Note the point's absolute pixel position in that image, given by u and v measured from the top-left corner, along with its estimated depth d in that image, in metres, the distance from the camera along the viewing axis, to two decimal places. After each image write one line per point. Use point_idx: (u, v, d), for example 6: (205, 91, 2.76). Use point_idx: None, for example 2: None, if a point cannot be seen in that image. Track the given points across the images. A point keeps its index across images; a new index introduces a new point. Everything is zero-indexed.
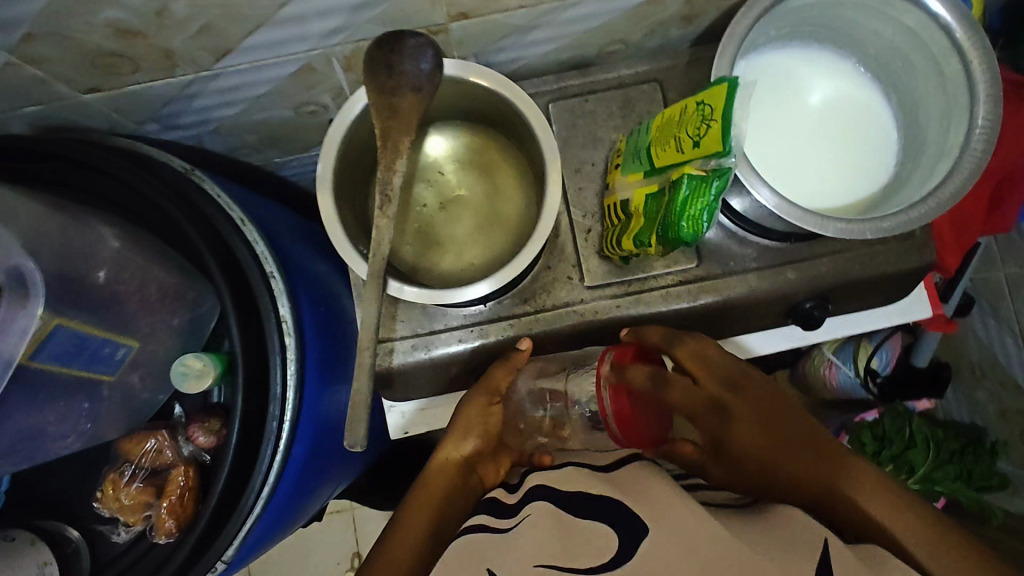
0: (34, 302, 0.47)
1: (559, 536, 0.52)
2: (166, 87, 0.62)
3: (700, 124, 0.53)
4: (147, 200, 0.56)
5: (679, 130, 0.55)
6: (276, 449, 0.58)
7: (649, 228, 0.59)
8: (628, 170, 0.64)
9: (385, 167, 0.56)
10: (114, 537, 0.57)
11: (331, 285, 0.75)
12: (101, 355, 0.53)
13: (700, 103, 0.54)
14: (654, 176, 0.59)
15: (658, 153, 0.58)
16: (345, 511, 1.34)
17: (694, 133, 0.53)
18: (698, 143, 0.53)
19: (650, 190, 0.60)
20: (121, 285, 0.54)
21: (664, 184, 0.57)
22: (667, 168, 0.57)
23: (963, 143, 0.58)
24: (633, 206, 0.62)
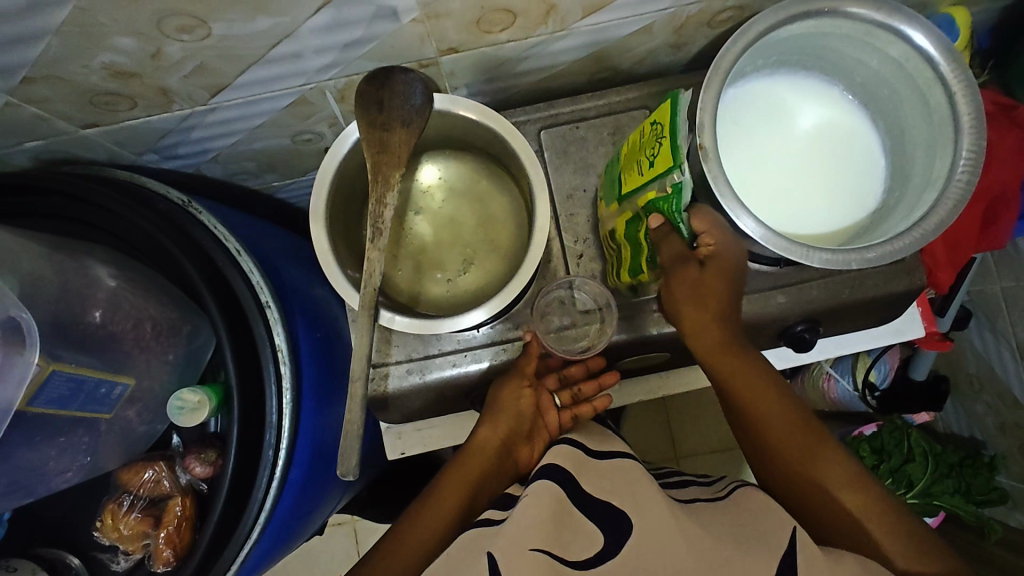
0: (31, 350, 0.47)
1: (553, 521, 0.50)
2: (163, 120, 0.64)
3: (654, 143, 0.53)
4: (140, 231, 0.57)
5: (639, 154, 0.55)
6: (273, 475, 0.59)
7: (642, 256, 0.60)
8: (609, 197, 0.65)
9: (377, 200, 0.57)
10: (114, 565, 0.58)
11: (328, 308, 0.76)
12: (98, 395, 0.54)
13: (654, 123, 0.54)
14: (626, 202, 0.60)
15: (627, 177, 0.59)
16: (346, 523, 1.35)
17: (651, 153, 0.53)
18: (654, 163, 0.53)
19: (627, 217, 0.60)
20: (118, 326, 0.56)
21: (636, 207, 0.58)
22: (632, 193, 0.58)
23: (948, 174, 0.58)
24: (619, 234, 0.63)
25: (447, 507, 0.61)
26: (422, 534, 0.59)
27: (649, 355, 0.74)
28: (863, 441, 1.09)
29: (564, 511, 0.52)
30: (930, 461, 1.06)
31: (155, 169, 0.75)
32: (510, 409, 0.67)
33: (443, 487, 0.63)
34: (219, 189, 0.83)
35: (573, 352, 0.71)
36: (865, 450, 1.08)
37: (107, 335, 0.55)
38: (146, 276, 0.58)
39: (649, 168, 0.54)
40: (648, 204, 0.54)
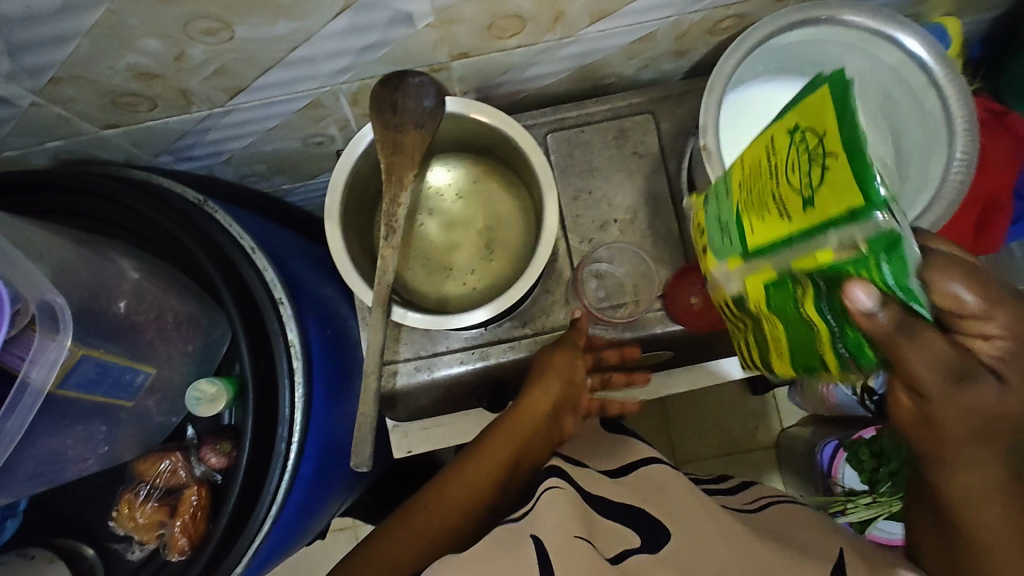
0: (64, 334, 0.49)
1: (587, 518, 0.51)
2: (181, 122, 0.66)
3: (815, 164, 0.35)
4: (160, 228, 0.60)
5: (776, 186, 0.39)
6: (285, 469, 0.60)
7: (797, 340, 0.43)
8: (716, 253, 0.50)
9: (391, 200, 0.59)
10: (130, 554, 0.59)
11: (337, 307, 0.77)
12: (123, 382, 0.55)
13: (798, 126, 0.37)
14: (761, 259, 0.42)
15: (755, 225, 0.42)
16: (349, 528, 1.34)
17: (806, 185, 0.36)
18: (813, 204, 0.36)
19: (771, 277, 0.41)
20: (139, 316, 0.57)
21: (793, 269, 0.38)
22: (771, 248, 0.40)
23: (943, 175, 0.60)
24: (751, 302, 0.46)
25: (475, 477, 0.58)
26: (443, 514, 0.56)
27: (654, 353, 0.76)
28: (862, 444, 1.08)
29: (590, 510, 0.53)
30: None
31: (170, 170, 0.76)
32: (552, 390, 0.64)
33: (478, 457, 0.60)
34: (230, 191, 0.85)
35: (613, 321, 0.72)
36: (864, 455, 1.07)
37: (127, 324, 0.56)
38: (166, 270, 0.60)
39: (803, 214, 0.36)
40: (821, 268, 0.36)
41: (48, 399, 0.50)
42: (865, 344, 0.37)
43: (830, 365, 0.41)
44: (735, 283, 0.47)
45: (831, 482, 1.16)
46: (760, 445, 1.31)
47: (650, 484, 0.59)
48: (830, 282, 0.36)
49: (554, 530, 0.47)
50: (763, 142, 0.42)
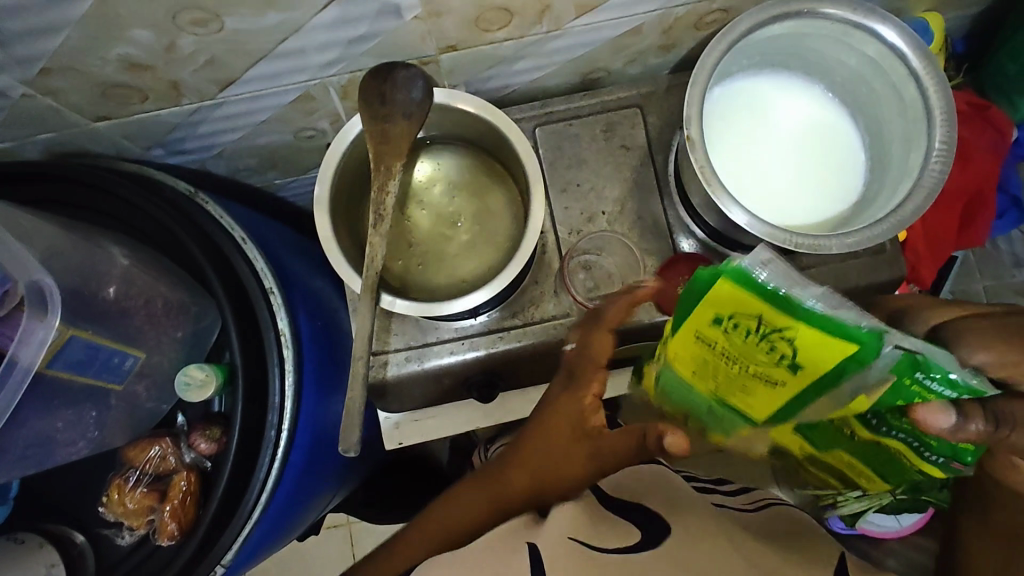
0: (52, 315, 0.51)
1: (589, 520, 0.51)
2: (172, 114, 0.67)
3: (772, 342, 0.39)
4: (151, 218, 0.60)
5: (750, 371, 0.43)
6: (275, 457, 0.61)
7: (871, 459, 0.51)
8: (725, 439, 0.57)
9: (379, 188, 0.59)
10: (120, 539, 0.60)
11: (328, 299, 0.78)
12: (111, 365, 0.56)
13: (722, 316, 0.41)
14: (777, 420, 0.47)
15: (747, 406, 0.48)
16: (341, 526, 1.35)
17: (778, 360, 0.40)
18: (801, 370, 0.40)
19: (806, 426, 0.48)
20: (130, 301, 0.58)
21: (829, 418, 0.45)
22: (784, 409, 0.45)
23: (922, 165, 0.61)
24: (796, 446, 0.54)
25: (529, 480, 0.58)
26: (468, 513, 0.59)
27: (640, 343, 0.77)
28: None
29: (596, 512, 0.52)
30: None
31: (162, 164, 0.77)
32: (564, 417, 0.59)
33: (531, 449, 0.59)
34: (223, 186, 0.86)
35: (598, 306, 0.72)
36: None
37: (118, 309, 0.57)
38: (156, 258, 0.60)
39: (796, 377, 0.40)
40: (865, 405, 0.41)
41: (38, 376, 0.51)
42: (957, 443, 0.42)
43: (921, 469, 0.49)
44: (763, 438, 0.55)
45: None
46: None
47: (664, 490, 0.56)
48: (878, 411, 0.42)
49: (550, 539, 0.48)
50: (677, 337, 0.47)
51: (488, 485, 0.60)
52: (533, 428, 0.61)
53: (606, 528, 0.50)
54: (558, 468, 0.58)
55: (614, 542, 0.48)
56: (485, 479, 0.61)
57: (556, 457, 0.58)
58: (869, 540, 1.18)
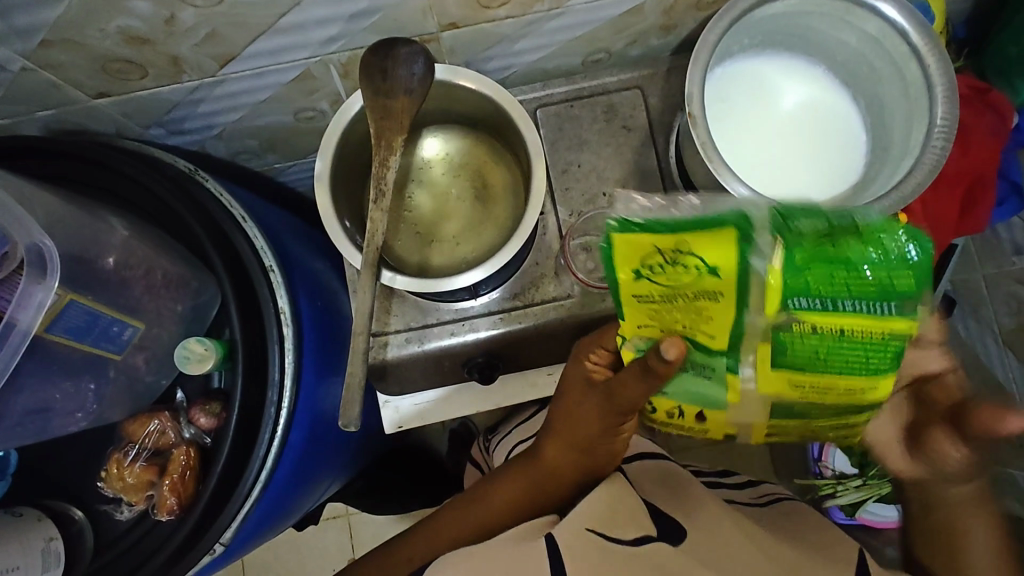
0: (52, 278, 0.50)
1: (606, 506, 0.57)
2: (173, 92, 0.66)
3: (684, 259, 0.40)
4: (151, 194, 0.60)
5: (679, 304, 0.43)
6: (274, 434, 0.60)
7: (858, 359, 0.41)
8: (711, 406, 0.48)
9: (380, 163, 0.59)
10: (118, 514, 0.59)
11: (328, 281, 0.78)
12: (110, 334, 0.56)
13: (639, 265, 0.42)
14: (740, 343, 0.43)
15: (704, 337, 0.44)
16: (339, 517, 1.34)
17: (696, 274, 0.41)
18: (716, 266, 0.40)
19: (775, 349, 0.41)
20: (130, 271, 0.58)
21: (775, 319, 0.40)
22: (743, 324, 0.41)
23: (923, 143, 0.61)
24: (789, 386, 0.43)
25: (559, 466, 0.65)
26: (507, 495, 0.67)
27: None
28: None
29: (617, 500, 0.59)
30: None
31: (162, 144, 0.77)
32: (574, 387, 0.62)
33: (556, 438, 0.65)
34: (222, 168, 0.85)
35: (604, 288, 0.72)
36: None
37: (117, 278, 0.57)
38: (155, 233, 0.60)
39: (722, 277, 0.40)
40: (787, 282, 0.39)
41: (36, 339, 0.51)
42: (889, 269, 0.39)
43: (893, 332, 0.40)
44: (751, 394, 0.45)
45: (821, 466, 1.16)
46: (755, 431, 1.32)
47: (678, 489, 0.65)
48: (801, 292, 0.39)
49: (573, 530, 0.54)
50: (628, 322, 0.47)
51: (534, 464, 0.66)
52: (558, 407, 0.64)
53: (626, 525, 0.56)
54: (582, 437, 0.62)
55: (627, 535, 0.55)
56: (530, 459, 0.67)
57: (574, 426, 0.62)
58: (868, 529, 1.18)
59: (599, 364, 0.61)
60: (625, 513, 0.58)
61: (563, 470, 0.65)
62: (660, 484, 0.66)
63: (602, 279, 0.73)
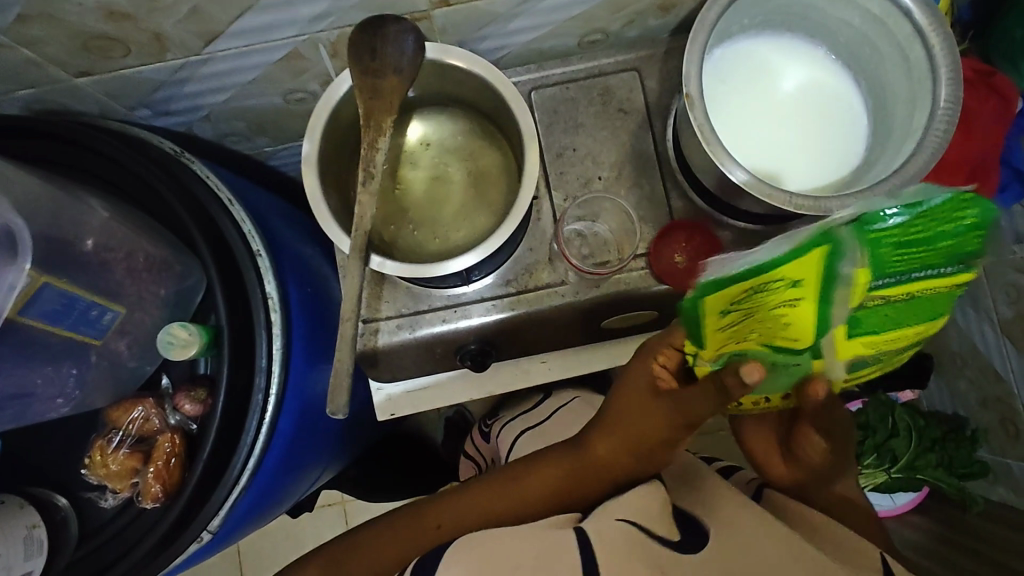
0: (23, 259, 0.50)
1: (636, 508, 0.54)
2: (157, 71, 0.65)
3: (778, 290, 0.42)
4: (134, 176, 0.59)
5: (758, 321, 0.45)
6: (262, 421, 0.60)
7: (923, 310, 0.45)
8: (784, 381, 0.50)
9: (369, 144, 0.57)
10: (102, 502, 0.59)
11: (318, 267, 0.76)
12: (89, 318, 0.56)
13: (723, 299, 0.46)
14: (824, 334, 0.44)
15: (779, 334, 0.45)
16: (336, 503, 1.34)
17: (781, 296, 0.42)
18: (800, 283, 0.41)
19: (853, 329, 0.44)
20: (110, 254, 0.57)
21: (860, 302, 0.42)
22: (824, 317, 0.43)
23: (926, 126, 0.59)
24: (861, 349, 0.46)
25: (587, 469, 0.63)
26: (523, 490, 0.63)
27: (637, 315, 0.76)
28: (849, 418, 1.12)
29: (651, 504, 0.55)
30: (913, 435, 1.10)
31: (148, 125, 0.75)
32: (637, 386, 0.62)
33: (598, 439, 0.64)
34: (212, 152, 0.84)
35: (598, 276, 0.71)
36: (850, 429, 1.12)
37: (98, 261, 0.57)
38: (137, 215, 0.58)
39: (802, 289, 0.41)
40: (869, 272, 0.40)
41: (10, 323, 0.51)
42: (941, 224, 0.41)
43: (956, 285, 0.43)
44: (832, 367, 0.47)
45: None
46: None
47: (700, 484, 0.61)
48: (881, 270, 0.40)
49: (598, 521, 0.52)
50: (708, 336, 0.50)
51: (575, 461, 0.64)
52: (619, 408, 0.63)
53: (658, 522, 0.53)
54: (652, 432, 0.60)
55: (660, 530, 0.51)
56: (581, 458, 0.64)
57: (637, 421, 0.61)
58: None
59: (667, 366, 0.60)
60: (657, 515, 0.54)
61: (620, 464, 0.62)
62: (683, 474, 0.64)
63: (597, 266, 0.71)
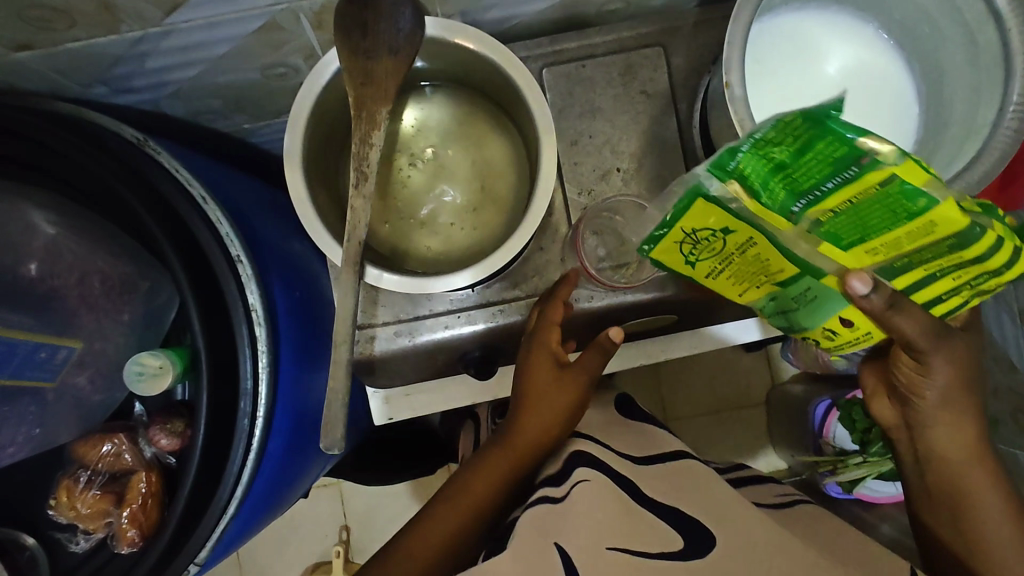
0: None
1: (624, 521, 0.50)
2: (111, 44, 0.55)
3: (709, 238, 0.49)
4: (94, 176, 0.52)
5: (728, 259, 0.52)
6: (249, 447, 0.54)
7: (888, 211, 0.40)
8: (840, 311, 0.51)
9: (361, 139, 0.49)
10: (73, 546, 0.58)
11: (307, 263, 0.69)
12: (37, 360, 0.55)
13: (681, 254, 0.53)
14: (809, 259, 0.46)
15: (766, 278, 0.52)
16: (331, 485, 1.26)
17: (713, 237, 0.49)
18: (730, 233, 0.48)
19: (834, 238, 0.44)
20: (57, 281, 0.56)
21: (794, 227, 0.44)
22: (787, 252, 0.47)
23: (994, 124, 0.52)
24: (877, 252, 0.44)
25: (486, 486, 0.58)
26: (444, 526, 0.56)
27: (655, 320, 0.70)
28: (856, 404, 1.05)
29: (627, 504, 0.52)
30: None
31: (108, 104, 0.66)
32: (543, 373, 0.58)
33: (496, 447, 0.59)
34: (184, 130, 0.75)
35: (617, 285, 0.64)
36: (857, 415, 1.04)
37: (47, 290, 0.56)
38: (95, 225, 0.55)
39: (733, 234, 0.48)
40: (760, 207, 0.43)
41: None
42: (796, 147, 0.39)
43: (877, 182, 0.38)
44: (876, 287, 0.46)
45: (821, 441, 1.12)
46: (753, 401, 1.28)
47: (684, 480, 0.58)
48: (788, 199, 0.42)
49: (583, 549, 0.47)
50: (724, 288, 0.57)
51: (493, 462, 0.59)
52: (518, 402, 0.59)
53: (643, 532, 0.50)
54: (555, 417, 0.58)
55: (643, 548, 0.48)
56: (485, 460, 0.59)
57: (557, 403, 0.58)
58: (866, 504, 1.12)
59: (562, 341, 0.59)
60: (645, 523, 0.51)
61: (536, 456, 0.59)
62: (672, 482, 0.57)
63: (615, 272, 0.65)
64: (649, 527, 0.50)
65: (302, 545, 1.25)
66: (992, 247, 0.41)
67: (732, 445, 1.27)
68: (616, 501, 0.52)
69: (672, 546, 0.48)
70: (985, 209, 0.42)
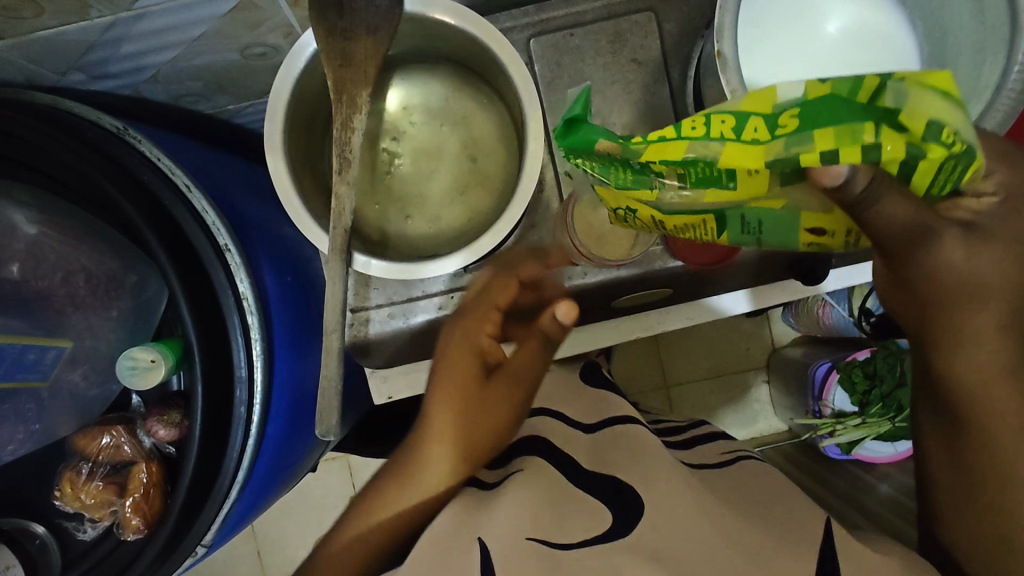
0: None
1: (548, 503, 0.47)
2: (83, 31, 0.54)
3: (639, 214, 0.46)
4: (73, 168, 0.51)
5: (680, 231, 0.46)
6: (248, 434, 0.54)
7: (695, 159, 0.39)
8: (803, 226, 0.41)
9: (342, 124, 0.48)
10: (80, 534, 0.61)
11: (300, 247, 0.69)
12: (26, 361, 0.56)
13: (638, 224, 0.48)
14: (732, 208, 0.41)
15: (709, 231, 0.44)
16: (338, 457, 1.28)
17: (635, 212, 0.46)
18: (638, 209, 0.45)
19: (718, 177, 0.39)
20: (41, 280, 0.56)
21: (669, 192, 0.42)
22: (698, 213, 0.42)
23: (998, 84, 0.51)
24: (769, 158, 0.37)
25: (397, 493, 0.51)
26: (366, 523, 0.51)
27: (651, 294, 0.70)
28: (855, 366, 1.04)
29: (560, 487, 0.50)
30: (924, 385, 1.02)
31: (84, 91, 0.65)
32: (465, 366, 0.53)
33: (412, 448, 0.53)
34: (167, 114, 0.73)
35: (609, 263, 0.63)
36: (857, 377, 1.03)
37: (33, 293, 0.56)
38: (78, 220, 0.55)
39: (643, 212, 0.45)
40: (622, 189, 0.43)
41: None
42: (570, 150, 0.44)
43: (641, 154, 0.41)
44: (857, 173, 0.34)
45: (820, 404, 1.10)
46: (753, 364, 1.28)
47: (628, 443, 0.56)
48: (634, 180, 0.42)
49: (502, 538, 0.42)
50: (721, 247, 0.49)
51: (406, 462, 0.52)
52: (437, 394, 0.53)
53: (567, 514, 0.46)
54: (475, 422, 0.52)
55: (569, 532, 0.44)
56: (401, 474, 0.52)
57: (474, 413, 0.52)
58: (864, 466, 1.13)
59: (494, 335, 0.54)
60: (574, 505, 0.48)
61: (461, 470, 0.52)
62: (619, 450, 0.55)
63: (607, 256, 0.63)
64: (576, 509, 0.47)
65: (313, 516, 1.28)
66: (818, 162, 0.35)
67: (735, 409, 1.27)
68: (545, 481, 0.50)
69: (601, 528, 0.45)
70: (802, 115, 0.36)
